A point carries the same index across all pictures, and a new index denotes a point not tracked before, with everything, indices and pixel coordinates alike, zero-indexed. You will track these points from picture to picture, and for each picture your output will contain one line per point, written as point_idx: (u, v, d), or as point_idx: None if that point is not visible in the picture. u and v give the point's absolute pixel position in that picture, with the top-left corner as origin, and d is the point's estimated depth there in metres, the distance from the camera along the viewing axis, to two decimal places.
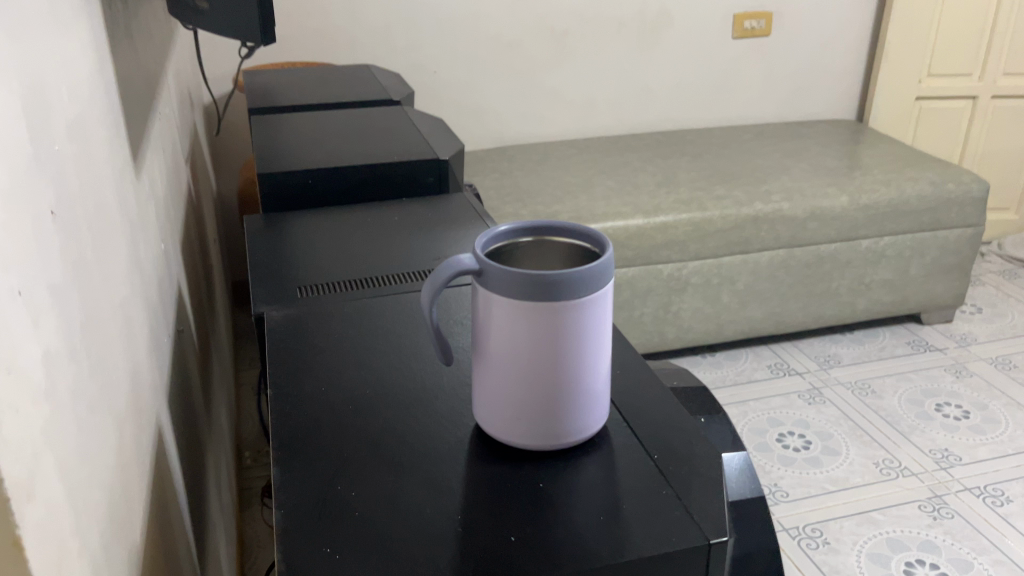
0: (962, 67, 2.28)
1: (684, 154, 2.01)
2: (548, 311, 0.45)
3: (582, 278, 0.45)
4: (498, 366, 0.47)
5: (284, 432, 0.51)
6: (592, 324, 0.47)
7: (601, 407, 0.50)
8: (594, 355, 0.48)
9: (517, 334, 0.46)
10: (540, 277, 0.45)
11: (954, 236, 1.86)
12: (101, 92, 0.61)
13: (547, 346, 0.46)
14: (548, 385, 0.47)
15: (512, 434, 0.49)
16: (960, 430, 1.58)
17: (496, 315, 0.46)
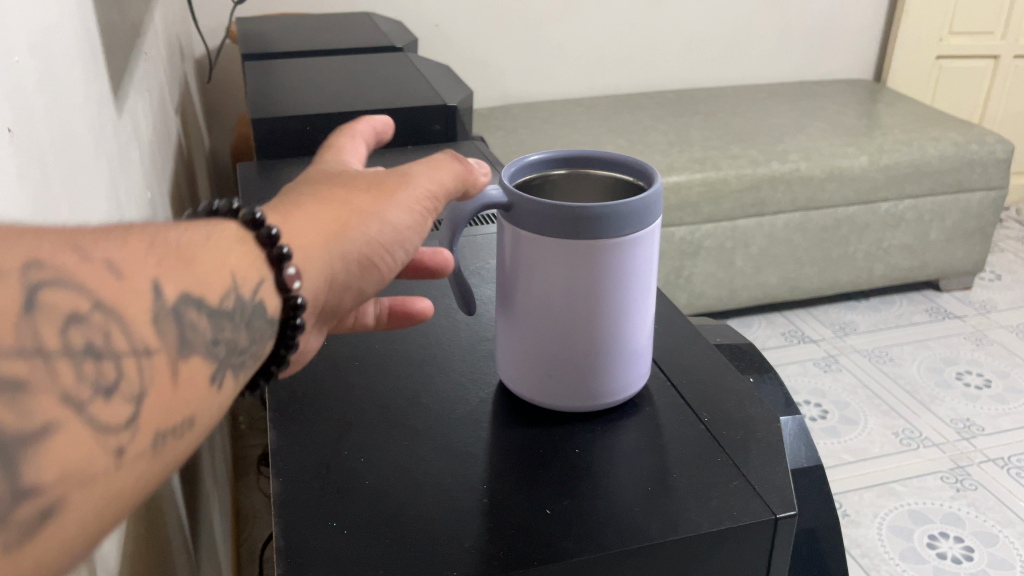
0: (985, 25, 2.19)
1: (696, 113, 1.94)
2: (587, 254, 0.39)
3: (627, 214, 0.39)
4: (529, 319, 0.41)
5: (282, 392, 0.45)
6: (638, 271, 0.41)
7: (643, 364, 0.44)
8: (638, 308, 0.42)
9: (552, 277, 0.40)
10: (578, 211, 0.38)
11: (976, 199, 1.80)
12: (73, 9, 0.54)
13: (586, 296, 0.40)
14: (585, 336, 0.41)
15: (543, 397, 0.43)
16: (982, 399, 1.52)
17: (528, 256, 0.40)
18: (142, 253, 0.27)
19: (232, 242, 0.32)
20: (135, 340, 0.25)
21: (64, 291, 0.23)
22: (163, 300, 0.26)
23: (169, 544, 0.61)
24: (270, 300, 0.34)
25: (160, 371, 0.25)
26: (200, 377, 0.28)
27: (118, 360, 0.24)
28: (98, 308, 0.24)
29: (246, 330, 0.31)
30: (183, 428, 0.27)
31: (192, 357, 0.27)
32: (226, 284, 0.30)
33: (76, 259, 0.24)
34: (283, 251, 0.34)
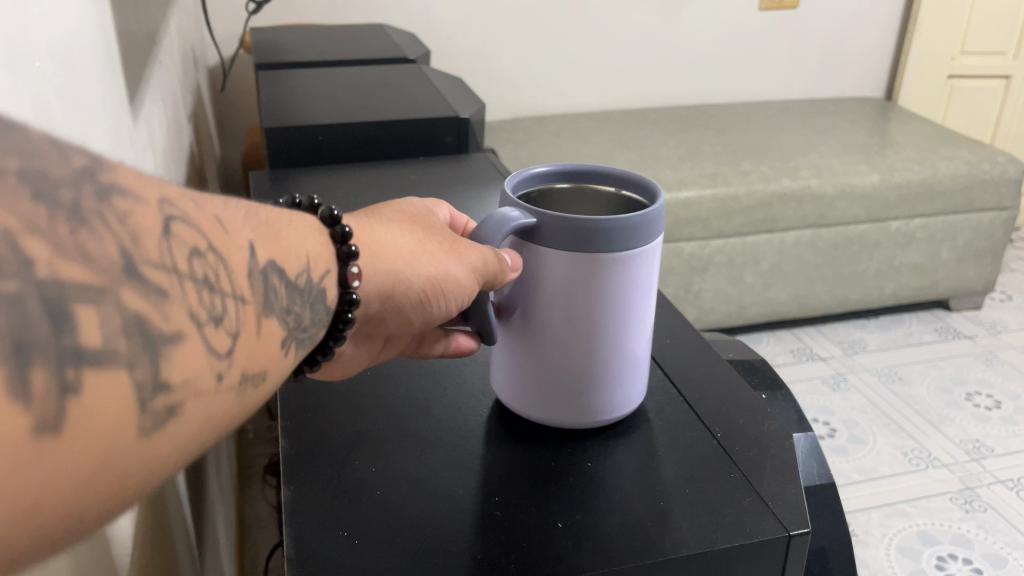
0: (997, 45, 2.19)
1: (707, 128, 1.94)
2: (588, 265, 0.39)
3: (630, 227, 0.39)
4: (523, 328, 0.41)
5: (294, 402, 0.45)
6: (637, 286, 0.40)
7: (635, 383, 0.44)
8: (636, 324, 0.41)
9: (557, 290, 0.40)
10: (587, 224, 0.38)
11: (988, 219, 1.79)
12: (93, 18, 0.54)
13: (582, 309, 0.40)
14: (587, 350, 0.41)
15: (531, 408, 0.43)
16: (992, 420, 1.51)
17: (534, 268, 0.40)
18: (217, 226, 0.27)
19: (311, 230, 0.34)
20: (202, 306, 0.24)
21: (150, 231, 0.23)
22: (227, 282, 0.26)
23: (174, 550, 0.61)
24: (330, 286, 0.34)
25: (219, 346, 0.25)
26: (244, 372, 0.27)
27: (188, 315, 0.24)
28: (177, 261, 0.24)
29: (290, 333, 0.31)
30: (221, 424, 0.25)
31: (240, 345, 0.27)
32: (280, 283, 0.30)
33: (166, 210, 0.25)
34: (352, 246, 0.35)
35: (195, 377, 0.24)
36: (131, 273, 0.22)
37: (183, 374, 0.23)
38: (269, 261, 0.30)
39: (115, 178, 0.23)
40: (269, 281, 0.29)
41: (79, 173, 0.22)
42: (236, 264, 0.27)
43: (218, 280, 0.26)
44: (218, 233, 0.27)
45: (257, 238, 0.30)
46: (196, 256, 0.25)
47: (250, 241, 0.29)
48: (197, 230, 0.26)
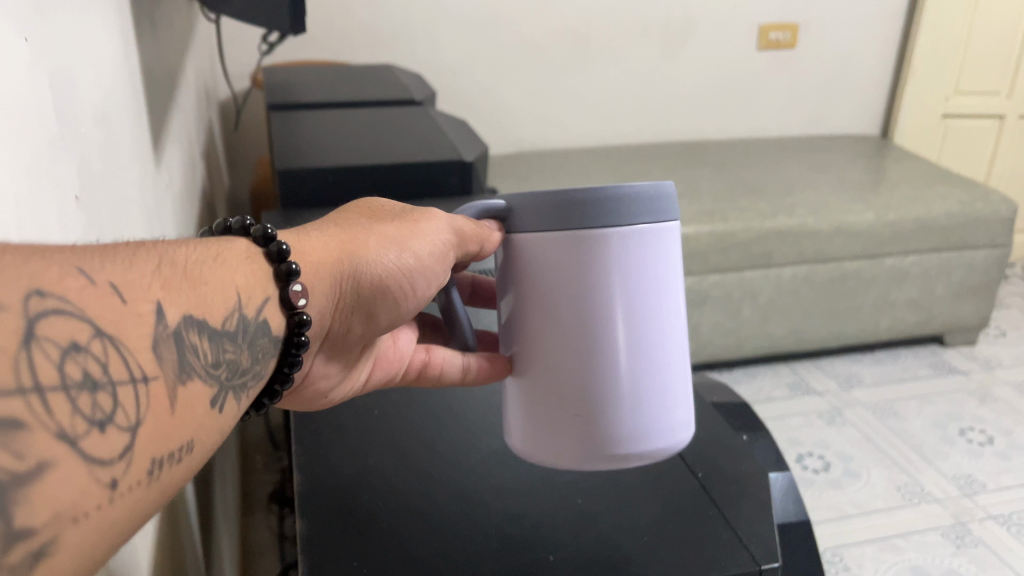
0: (990, 85, 2.24)
1: (706, 164, 1.98)
2: (570, 252, 0.43)
3: (608, 207, 0.42)
4: (530, 333, 0.45)
5: (308, 440, 0.49)
6: (631, 279, 0.43)
7: (655, 403, 0.45)
8: (639, 323, 0.44)
9: (559, 269, 0.43)
10: (575, 197, 0.42)
11: (981, 256, 1.83)
12: (122, 74, 0.58)
13: (571, 301, 0.43)
14: (591, 328, 0.43)
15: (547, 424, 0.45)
16: (984, 456, 1.53)
17: (539, 252, 0.44)
18: (117, 305, 0.30)
19: (246, 266, 0.40)
20: (82, 413, 0.27)
21: (7, 351, 0.24)
22: (116, 364, 0.29)
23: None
24: (274, 315, 0.41)
25: (107, 449, 0.27)
26: (150, 451, 0.30)
27: (61, 436, 0.26)
28: (41, 375, 0.25)
29: (221, 382, 0.36)
30: (132, 510, 0.29)
31: (140, 430, 0.30)
32: (195, 338, 0.34)
33: (29, 310, 0.26)
34: (293, 267, 0.41)
35: (79, 495, 0.26)
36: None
37: (68, 494, 0.25)
38: (183, 317, 0.33)
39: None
40: (180, 344, 0.33)
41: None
42: (132, 344, 0.30)
43: (105, 369, 0.28)
44: (106, 311, 0.29)
45: (166, 296, 0.33)
46: (71, 355, 0.27)
47: (154, 308, 0.32)
48: (79, 323, 0.28)
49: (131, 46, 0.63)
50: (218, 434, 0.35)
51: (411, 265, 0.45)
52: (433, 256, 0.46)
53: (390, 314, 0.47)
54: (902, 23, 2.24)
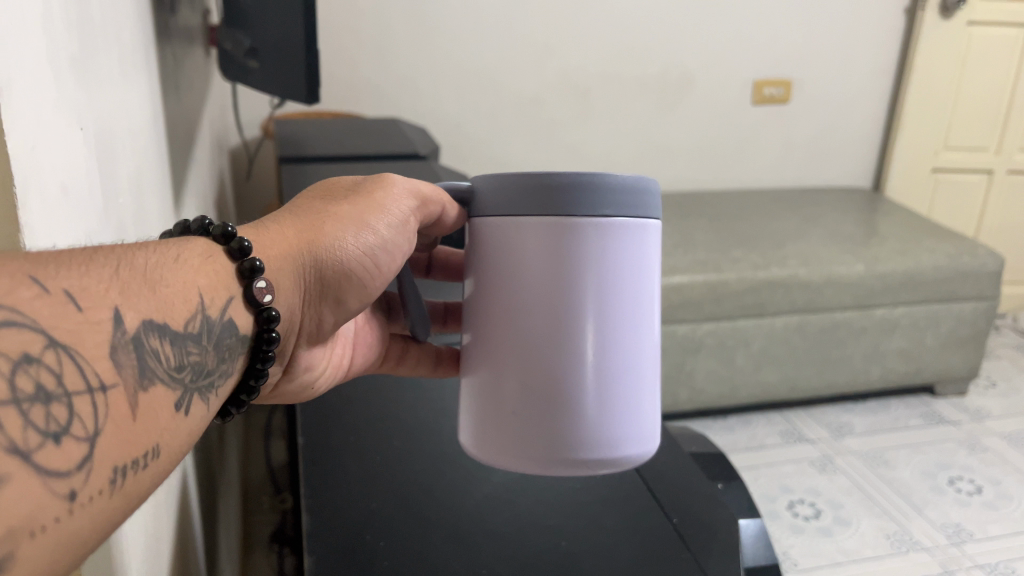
0: (977, 142, 2.31)
1: (701, 216, 2.04)
2: (552, 243, 0.43)
3: (596, 200, 0.42)
4: (498, 327, 0.45)
5: (315, 482, 0.53)
6: (612, 278, 0.43)
7: (620, 410, 0.45)
8: (613, 327, 0.44)
9: (528, 258, 0.43)
10: (545, 181, 0.42)
11: (969, 309, 1.87)
12: (151, 140, 0.64)
13: (549, 295, 0.43)
14: (555, 318, 0.43)
15: (506, 421, 0.45)
16: (973, 505, 1.56)
17: (508, 239, 0.44)
18: (70, 315, 0.29)
19: (205, 263, 0.39)
20: (35, 427, 0.26)
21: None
22: (70, 375, 0.28)
23: None
24: (241, 314, 0.41)
25: (65, 461, 0.27)
26: (111, 460, 0.30)
27: (13, 449, 0.25)
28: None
29: (185, 386, 0.36)
30: (88, 523, 0.28)
31: (99, 440, 0.29)
32: (155, 343, 0.33)
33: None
34: (256, 262, 0.42)
35: (35, 509, 0.25)
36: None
37: (23, 508, 0.25)
38: (142, 323, 0.32)
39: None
40: (140, 352, 0.32)
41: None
42: (93, 355, 0.29)
43: (60, 380, 0.27)
44: (61, 321, 0.28)
45: (124, 302, 0.32)
46: (22, 367, 0.26)
47: (113, 315, 0.31)
48: (33, 335, 0.26)
49: (158, 113, 0.68)
50: (184, 438, 0.35)
51: (376, 246, 0.47)
52: (397, 233, 0.48)
53: (359, 295, 0.49)
54: (892, 82, 2.32)
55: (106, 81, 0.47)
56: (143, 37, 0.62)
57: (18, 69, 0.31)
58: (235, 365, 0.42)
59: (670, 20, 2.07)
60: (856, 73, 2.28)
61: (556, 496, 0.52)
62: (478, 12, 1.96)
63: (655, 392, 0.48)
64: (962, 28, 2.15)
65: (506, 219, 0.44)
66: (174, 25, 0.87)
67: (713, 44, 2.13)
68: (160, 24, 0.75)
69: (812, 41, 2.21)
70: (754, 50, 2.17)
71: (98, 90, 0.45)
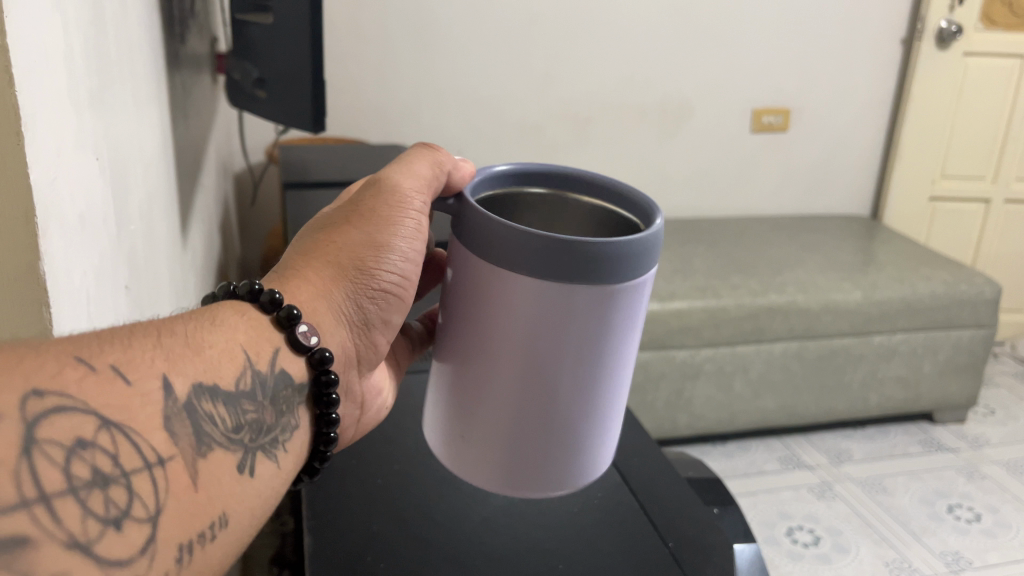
0: (974, 170, 2.33)
1: (700, 242, 2.06)
2: (556, 305, 0.40)
3: (606, 263, 0.39)
4: (488, 373, 0.43)
5: (316, 504, 0.54)
6: (613, 332, 0.42)
7: (604, 439, 0.46)
8: (609, 372, 0.43)
9: (521, 310, 0.40)
10: (550, 241, 0.38)
11: (966, 336, 1.88)
12: (161, 166, 0.65)
13: (549, 353, 0.41)
14: (545, 370, 0.42)
15: (493, 460, 0.45)
16: (971, 533, 1.56)
17: (500, 286, 0.41)
18: (118, 392, 0.32)
19: (243, 323, 0.42)
20: (95, 514, 0.29)
21: (9, 461, 0.26)
22: (125, 453, 0.31)
23: None
24: (294, 364, 0.44)
25: (127, 547, 0.30)
26: (174, 535, 0.33)
27: (76, 541, 0.28)
28: (47, 483, 0.27)
29: (244, 446, 0.39)
30: None
31: (161, 518, 0.32)
32: (206, 408, 0.37)
33: (27, 417, 0.28)
34: (292, 311, 0.43)
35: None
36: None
37: None
38: (191, 388, 0.36)
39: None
40: (193, 417, 0.36)
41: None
42: (145, 427, 0.33)
43: (117, 461, 0.31)
44: (110, 399, 0.32)
45: (170, 370, 0.35)
46: (79, 452, 0.29)
47: (160, 385, 0.34)
48: (85, 418, 0.30)
49: (167, 140, 0.70)
50: (249, 497, 0.39)
51: (403, 258, 0.48)
52: (418, 235, 0.49)
53: (402, 310, 0.50)
54: (889, 110, 2.34)
55: (122, 113, 0.49)
56: (155, 65, 0.64)
57: (41, 103, 0.33)
58: (297, 416, 0.44)
59: (670, 51, 2.10)
60: (854, 101, 2.30)
61: (553, 519, 0.53)
62: (481, 40, 1.99)
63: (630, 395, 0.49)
64: (958, 59, 2.18)
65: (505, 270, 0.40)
66: (183, 53, 0.89)
67: (713, 73, 2.16)
68: (169, 53, 0.77)
69: (809, 72, 2.23)
70: (752, 79, 2.20)
71: (113, 119, 0.46)
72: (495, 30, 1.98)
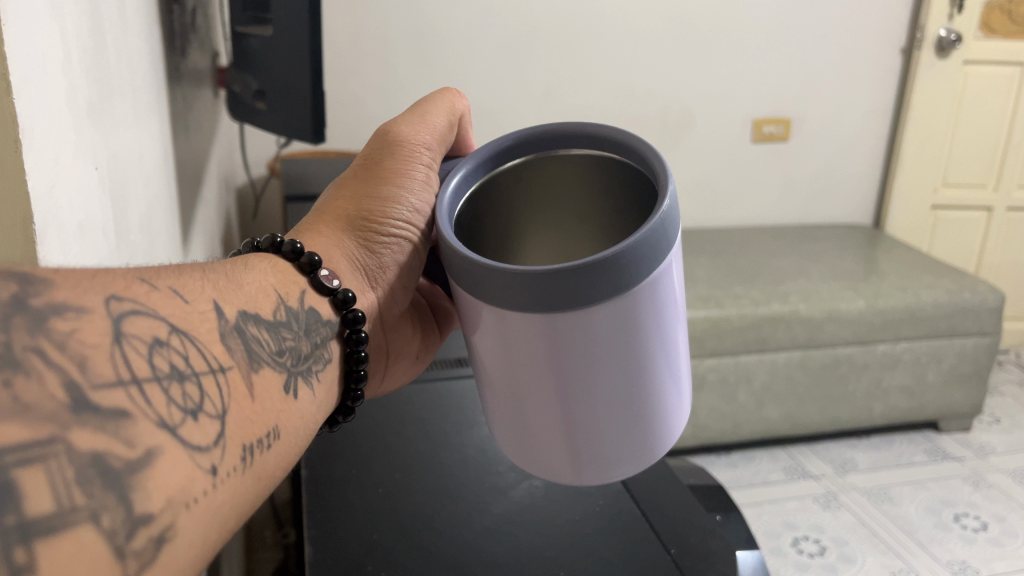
0: (975, 178, 2.33)
1: (703, 252, 2.06)
2: (585, 325, 0.38)
3: (625, 266, 0.37)
4: (528, 402, 0.42)
5: (317, 514, 0.54)
6: (652, 322, 0.40)
7: (670, 416, 0.44)
8: (650, 372, 0.41)
9: (531, 344, 0.39)
10: (535, 275, 0.36)
11: (970, 344, 1.87)
12: (162, 181, 0.66)
13: (590, 370, 0.39)
14: (577, 391, 0.40)
15: (561, 470, 0.44)
16: (978, 542, 1.55)
17: (505, 324, 0.39)
18: (180, 307, 0.34)
19: (273, 267, 0.44)
20: (176, 402, 0.30)
21: (103, 347, 0.27)
22: (193, 356, 0.33)
23: None
24: (320, 304, 0.46)
25: (203, 436, 0.31)
26: (238, 437, 0.34)
27: (163, 424, 0.29)
28: (135, 369, 0.28)
29: (287, 369, 0.41)
30: (233, 491, 0.32)
31: (227, 418, 0.34)
32: (254, 331, 0.39)
33: (111, 313, 0.29)
34: (313, 256, 0.46)
35: (188, 483, 0.29)
36: (79, 408, 0.25)
37: (178, 477, 0.28)
38: (238, 313, 0.38)
39: (55, 299, 0.26)
40: (244, 336, 0.37)
41: (9, 307, 0.25)
42: (206, 339, 0.34)
43: (187, 362, 0.32)
44: (173, 311, 0.33)
45: (219, 298, 0.37)
46: (156, 349, 0.30)
47: (213, 306, 0.36)
48: (155, 322, 0.31)
49: (169, 153, 0.70)
50: (295, 419, 0.40)
51: (417, 200, 0.50)
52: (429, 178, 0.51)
53: (416, 254, 0.51)
54: (889, 118, 2.34)
55: (121, 123, 0.49)
56: (155, 80, 0.64)
57: (39, 113, 0.33)
58: (330, 349, 0.46)
59: (670, 61, 2.11)
60: (853, 110, 2.31)
61: (554, 528, 0.53)
62: (482, 53, 2.00)
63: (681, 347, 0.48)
64: (958, 67, 2.18)
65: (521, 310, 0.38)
66: (184, 67, 0.89)
67: (712, 83, 2.17)
68: (171, 66, 0.77)
69: (809, 82, 2.24)
70: (751, 90, 2.20)
71: (113, 130, 0.47)
72: (495, 43, 1.99)
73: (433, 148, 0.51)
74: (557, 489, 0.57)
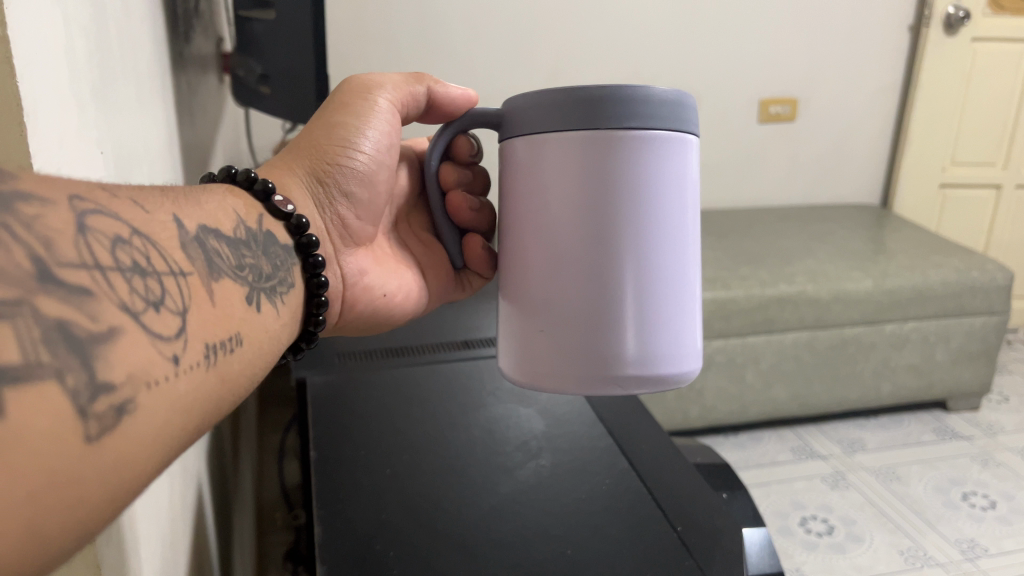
0: (985, 157, 2.32)
1: (710, 234, 2.05)
2: (588, 153, 0.45)
3: (634, 110, 0.44)
4: (539, 251, 0.48)
5: (326, 494, 0.55)
6: (618, 192, 0.45)
7: (665, 320, 0.47)
8: (647, 240, 0.46)
9: (550, 177, 0.46)
10: (559, 96, 0.45)
11: (979, 323, 1.87)
12: (168, 168, 0.66)
13: (562, 209, 0.46)
14: (579, 232, 0.46)
15: (555, 336, 0.48)
16: (987, 521, 1.55)
17: (533, 160, 0.47)
18: (141, 215, 0.34)
19: (232, 193, 0.46)
20: (136, 292, 0.30)
21: (67, 234, 0.27)
22: (155, 259, 0.32)
23: None
24: (276, 228, 0.49)
25: (164, 326, 0.31)
26: (200, 335, 0.34)
27: (124, 307, 0.28)
28: (98, 257, 0.28)
29: (249, 284, 0.42)
30: (196, 387, 0.32)
31: (188, 317, 0.33)
32: (214, 245, 0.39)
33: (76, 209, 0.28)
34: (267, 182, 0.49)
35: (148, 364, 0.29)
36: (46, 279, 0.25)
37: (135, 360, 0.28)
38: (198, 227, 0.38)
39: (17, 188, 0.26)
40: (203, 247, 0.38)
41: None
42: (168, 245, 0.34)
43: (149, 262, 0.32)
44: (135, 216, 0.33)
45: (179, 213, 0.38)
46: (119, 244, 0.30)
47: (172, 218, 0.36)
48: (116, 221, 0.31)
49: (174, 137, 0.70)
50: (259, 331, 0.41)
51: (370, 145, 0.58)
52: (387, 133, 0.59)
53: (363, 187, 0.59)
54: (897, 97, 2.33)
55: (125, 107, 0.49)
56: (160, 66, 0.65)
57: (43, 94, 0.33)
58: (293, 276, 0.49)
59: (675, 43, 2.10)
60: (859, 91, 2.29)
61: (561, 507, 0.53)
62: (488, 37, 1.99)
63: (696, 312, 0.50)
64: (967, 45, 2.17)
65: (529, 138, 0.47)
66: (188, 54, 0.89)
67: (718, 64, 2.15)
68: (173, 52, 0.77)
69: (816, 61, 2.22)
70: (758, 68, 2.19)
71: (118, 114, 0.47)
72: (501, 27, 1.99)
73: (390, 111, 0.59)
74: (563, 469, 0.58)
